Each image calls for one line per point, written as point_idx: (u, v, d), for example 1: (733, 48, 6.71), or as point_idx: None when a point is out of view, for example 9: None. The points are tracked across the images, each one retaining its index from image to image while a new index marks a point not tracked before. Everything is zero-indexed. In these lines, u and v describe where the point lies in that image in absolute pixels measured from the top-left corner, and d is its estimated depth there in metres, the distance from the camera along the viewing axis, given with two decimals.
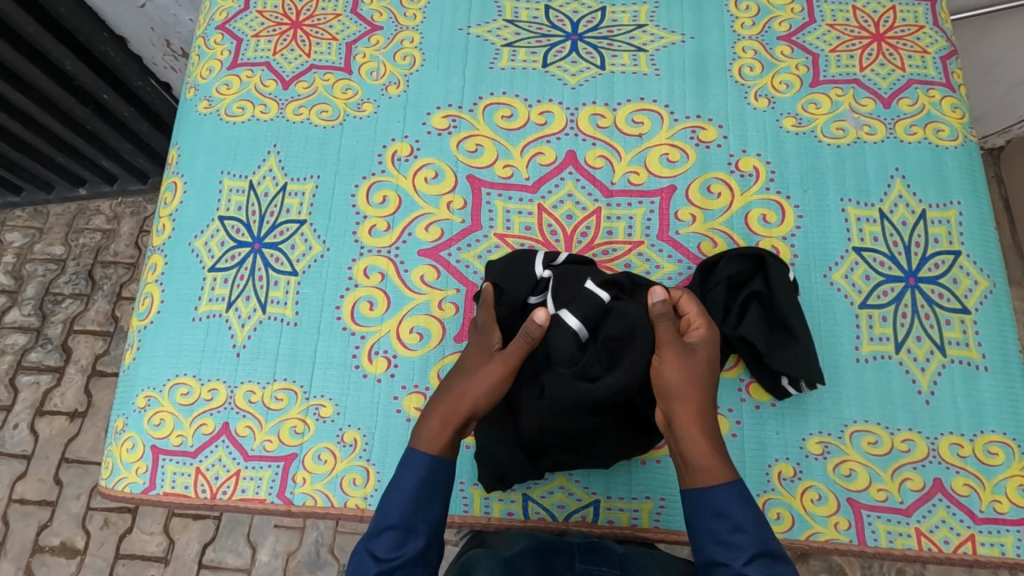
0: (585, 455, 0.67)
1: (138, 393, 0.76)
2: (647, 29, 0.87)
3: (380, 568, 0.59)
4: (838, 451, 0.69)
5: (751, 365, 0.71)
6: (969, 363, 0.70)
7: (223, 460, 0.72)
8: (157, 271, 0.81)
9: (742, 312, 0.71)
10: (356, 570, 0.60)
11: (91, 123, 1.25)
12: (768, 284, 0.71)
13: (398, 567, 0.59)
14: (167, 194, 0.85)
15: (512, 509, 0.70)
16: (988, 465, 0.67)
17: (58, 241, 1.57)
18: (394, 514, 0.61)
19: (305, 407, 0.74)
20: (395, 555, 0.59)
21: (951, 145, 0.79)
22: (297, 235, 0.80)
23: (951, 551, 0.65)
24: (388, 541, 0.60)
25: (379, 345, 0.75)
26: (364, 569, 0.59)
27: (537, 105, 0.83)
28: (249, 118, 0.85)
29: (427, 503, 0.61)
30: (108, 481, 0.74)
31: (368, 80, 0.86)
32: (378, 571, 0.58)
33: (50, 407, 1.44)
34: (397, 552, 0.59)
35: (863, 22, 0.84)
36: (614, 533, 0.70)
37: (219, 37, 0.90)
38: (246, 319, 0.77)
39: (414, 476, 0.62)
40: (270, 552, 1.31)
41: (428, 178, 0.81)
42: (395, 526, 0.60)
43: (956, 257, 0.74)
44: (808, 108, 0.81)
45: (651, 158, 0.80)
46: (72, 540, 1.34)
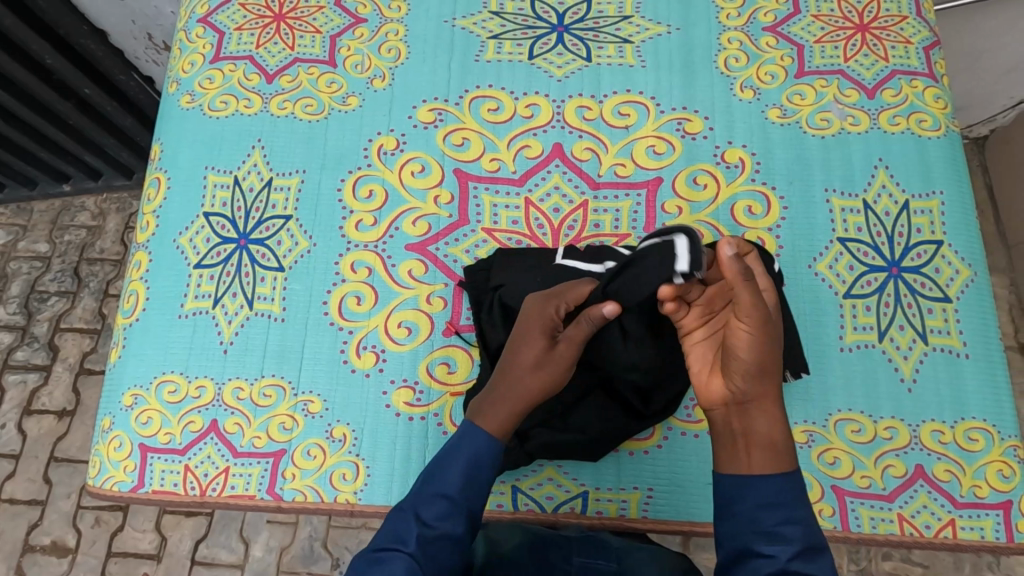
0: (579, 447, 0.68)
1: (125, 391, 0.75)
2: (633, 20, 0.86)
3: (421, 537, 0.56)
4: (823, 439, 0.69)
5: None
6: (950, 351, 0.71)
7: (212, 458, 0.72)
8: (142, 268, 0.80)
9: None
10: (398, 533, 0.57)
11: (73, 117, 1.23)
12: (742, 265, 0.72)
13: (436, 543, 0.56)
14: (151, 190, 0.84)
15: (502, 501, 0.71)
16: (968, 451, 0.68)
17: (43, 237, 1.55)
18: (450, 483, 0.58)
19: (293, 403, 0.73)
20: (436, 530, 0.57)
21: (934, 135, 0.79)
22: (283, 231, 0.79)
23: (932, 535, 0.67)
24: (437, 514, 0.58)
25: (367, 340, 0.75)
26: (407, 533, 0.57)
27: (524, 97, 0.83)
28: (232, 113, 0.84)
29: (478, 486, 0.59)
30: (96, 481, 0.74)
31: (354, 73, 0.85)
32: (420, 540, 0.56)
33: (38, 406, 1.43)
34: (443, 524, 0.57)
35: (848, 12, 0.85)
36: (603, 524, 0.70)
37: (201, 30, 0.89)
38: (232, 316, 0.77)
39: (473, 454, 0.59)
40: (263, 547, 1.31)
41: (414, 172, 0.81)
42: (447, 497, 0.58)
43: (938, 247, 0.75)
44: (793, 99, 0.81)
45: (637, 150, 0.80)
46: (63, 539, 1.34)
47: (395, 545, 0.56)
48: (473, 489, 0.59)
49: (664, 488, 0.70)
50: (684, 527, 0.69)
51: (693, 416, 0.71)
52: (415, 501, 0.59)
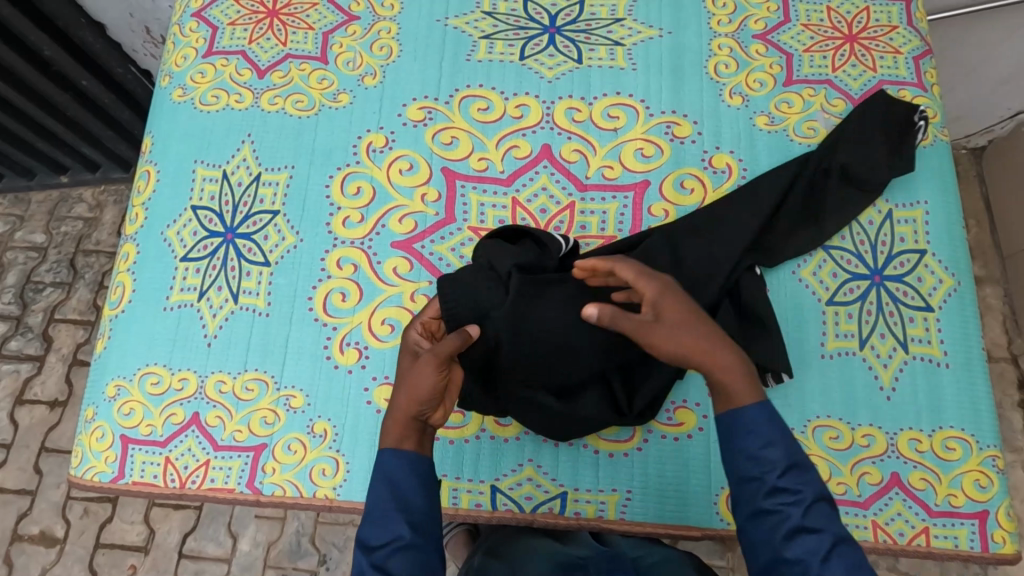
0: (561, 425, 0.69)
1: (109, 382, 0.76)
2: (624, 23, 0.87)
3: (372, 561, 0.55)
4: (801, 446, 0.70)
5: None
6: (931, 360, 0.71)
7: (193, 450, 0.72)
8: (129, 260, 0.80)
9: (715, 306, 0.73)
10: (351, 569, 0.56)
11: (70, 108, 1.24)
12: (735, 284, 0.73)
13: (390, 558, 0.54)
14: (140, 182, 0.84)
15: (480, 501, 0.70)
16: (946, 460, 0.68)
17: (39, 228, 1.56)
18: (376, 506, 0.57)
19: (275, 397, 0.74)
20: (385, 548, 0.55)
21: (922, 144, 0.79)
22: (270, 226, 0.80)
23: (906, 543, 0.66)
24: (376, 533, 0.56)
25: (350, 336, 0.75)
26: (360, 567, 0.55)
27: (514, 98, 0.83)
28: (224, 108, 0.84)
29: (406, 490, 0.57)
30: (78, 471, 0.74)
31: (345, 70, 0.85)
32: (372, 563, 0.55)
33: (30, 396, 1.43)
34: (389, 540, 0.55)
35: (837, 23, 0.85)
36: (580, 525, 0.70)
37: (195, 24, 0.89)
38: (217, 309, 0.77)
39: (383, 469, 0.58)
40: (251, 542, 1.31)
41: (402, 170, 0.81)
42: (377, 516, 0.56)
43: (922, 256, 0.75)
44: (780, 107, 0.81)
45: (625, 152, 0.81)
46: (52, 528, 1.34)
47: None
48: (397, 494, 0.57)
49: (641, 491, 0.70)
50: (660, 530, 0.69)
51: (673, 419, 0.71)
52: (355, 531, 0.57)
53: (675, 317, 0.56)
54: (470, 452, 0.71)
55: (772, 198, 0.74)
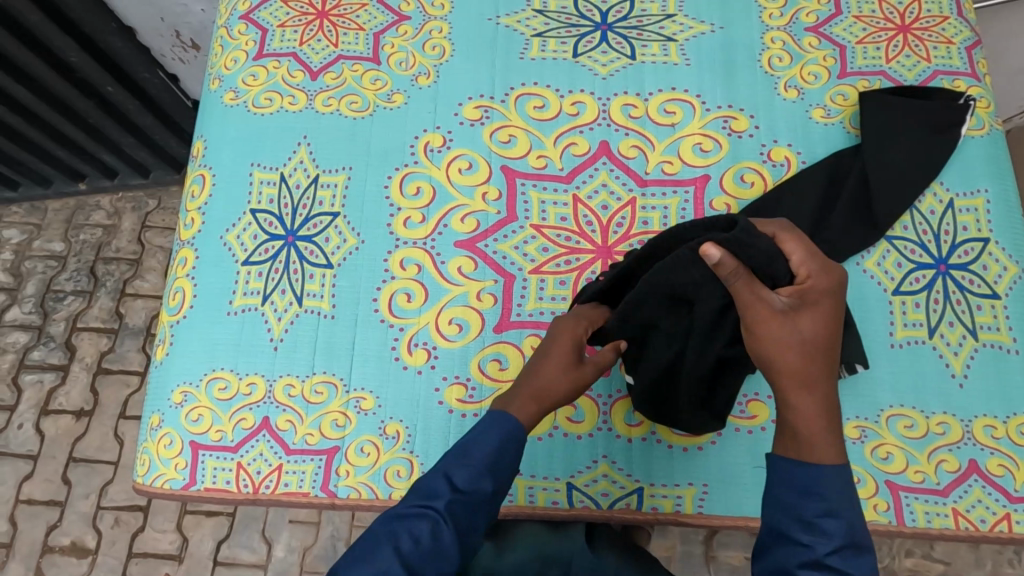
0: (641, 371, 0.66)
1: (174, 388, 0.75)
2: (675, 19, 0.87)
3: (449, 501, 0.55)
4: (875, 435, 0.70)
5: None
6: (1000, 347, 0.72)
7: (265, 455, 0.72)
8: (188, 265, 0.80)
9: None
10: (427, 490, 0.56)
11: (92, 115, 1.25)
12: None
13: (458, 508, 0.55)
14: (194, 187, 0.84)
15: (556, 498, 0.71)
16: (1020, 445, 0.69)
17: (59, 237, 1.54)
18: (479, 455, 0.57)
19: (345, 400, 0.73)
20: (463, 496, 0.56)
21: (978, 134, 0.80)
22: (331, 228, 0.79)
23: (987, 530, 0.67)
24: (466, 479, 0.56)
25: (418, 337, 0.75)
26: (435, 493, 0.56)
27: (569, 95, 0.83)
28: (277, 110, 0.84)
29: (508, 463, 0.58)
30: (146, 479, 0.74)
31: (398, 70, 0.85)
32: (449, 502, 0.55)
33: (55, 406, 1.42)
34: (469, 491, 0.56)
35: (889, 14, 0.85)
36: (657, 520, 0.70)
37: (242, 26, 0.88)
38: (281, 313, 0.76)
39: (508, 430, 0.58)
40: (285, 547, 1.30)
41: (462, 169, 0.81)
42: (475, 468, 0.57)
43: (985, 244, 0.75)
44: (835, 99, 0.82)
45: (684, 147, 0.81)
46: (83, 539, 1.33)
47: (422, 501, 0.55)
48: (497, 467, 0.57)
49: (718, 484, 0.71)
50: (738, 522, 0.70)
51: (746, 412, 0.72)
52: (447, 463, 0.57)
53: (806, 331, 0.52)
54: (544, 450, 0.72)
55: (815, 195, 0.76)
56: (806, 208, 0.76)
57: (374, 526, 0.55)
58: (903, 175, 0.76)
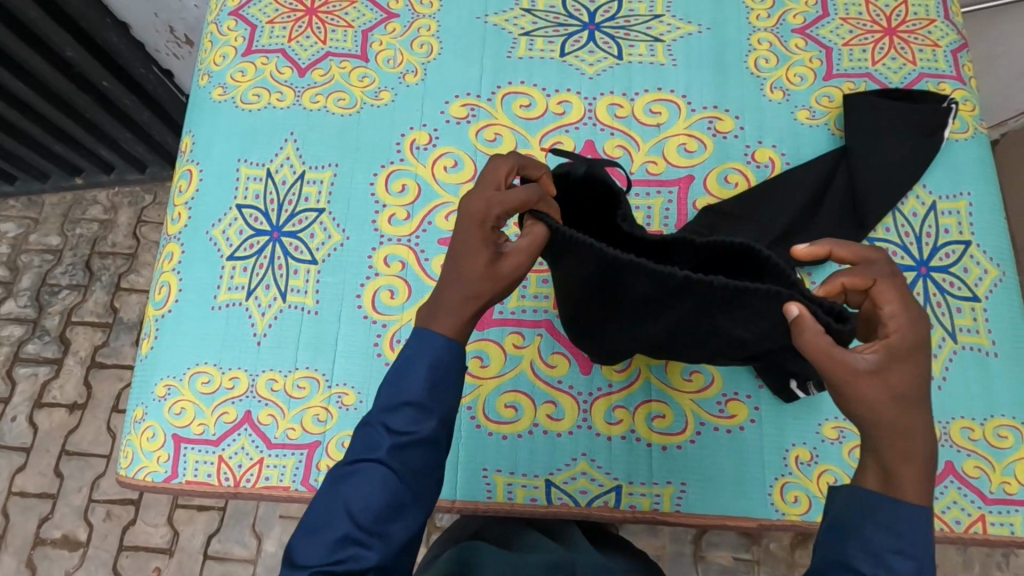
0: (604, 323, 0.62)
1: (158, 382, 0.76)
2: (663, 19, 0.87)
3: (392, 446, 0.52)
4: (853, 436, 0.70)
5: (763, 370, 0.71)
6: (979, 350, 0.72)
7: (246, 448, 0.72)
8: (174, 259, 0.80)
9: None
10: (369, 443, 0.53)
11: (90, 110, 1.25)
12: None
13: (408, 450, 0.53)
14: (181, 182, 0.84)
15: (535, 495, 0.71)
16: (998, 448, 0.69)
17: (55, 231, 1.55)
18: (412, 391, 0.53)
19: (327, 395, 0.74)
20: (406, 436, 0.53)
21: (962, 137, 0.80)
22: (316, 224, 0.80)
23: (963, 531, 0.67)
24: (404, 420, 0.53)
25: (400, 333, 0.76)
26: (376, 444, 0.53)
27: (556, 94, 0.84)
28: (265, 106, 0.84)
29: (446, 387, 0.54)
30: (129, 471, 0.74)
31: (386, 68, 0.86)
32: (391, 447, 0.52)
33: (49, 399, 1.43)
34: (411, 431, 0.53)
35: (876, 16, 0.85)
36: (635, 517, 0.71)
37: (232, 23, 0.89)
38: (265, 307, 0.77)
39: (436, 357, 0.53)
40: (276, 542, 1.31)
41: (447, 167, 0.81)
42: (413, 404, 0.53)
43: (966, 247, 0.75)
44: (821, 101, 0.82)
45: (669, 147, 0.81)
46: (75, 532, 1.34)
47: (367, 456, 0.53)
48: (436, 396, 0.54)
49: (697, 482, 0.71)
50: (715, 521, 0.70)
51: (725, 412, 0.72)
52: (382, 411, 0.54)
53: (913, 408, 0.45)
54: (525, 447, 0.72)
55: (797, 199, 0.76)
56: (789, 209, 0.75)
57: (324, 488, 0.54)
58: (888, 177, 0.76)
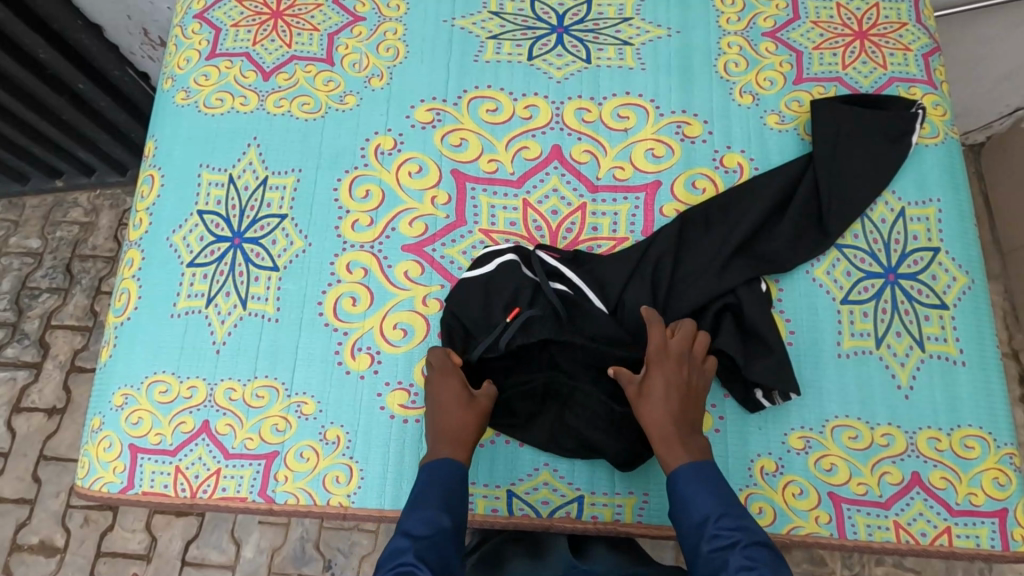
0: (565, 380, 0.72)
1: (116, 391, 0.74)
2: (632, 22, 0.86)
3: (416, 549, 0.56)
4: (819, 446, 0.69)
5: (726, 378, 0.71)
6: (947, 358, 0.71)
7: (203, 459, 0.71)
8: (134, 266, 0.79)
9: (717, 324, 0.73)
10: (390, 552, 0.57)
11: (67, 113, 1.23)
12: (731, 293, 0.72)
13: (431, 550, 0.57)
14: (144, 187, 0.83)
15: (496, 506, 0.70)
16: (964, 458, 0.68)
17: (35, 233, 1.54)
18: (427, 502, 0.60)
19: (286, 404, 0.73)
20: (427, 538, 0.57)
21: (932, 142, 0.79)
22: (278, 231, 0.79)
23: (928, 543, 0.66)
24: (421, 524, 0.58)
25: (361, 341, 0.74)
26: (401, 552, 0.56)
27: (523, 98, 0.83)
28: (228, 110, 0.83)
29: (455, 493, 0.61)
30: (85, 481, 0.73)
31: (351, 71, 0.84)
32: (417, 550, 0.56)
33: (28, 404, 1.41)
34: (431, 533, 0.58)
35: (847, 20, 0.84)
36: (597, 528, 0.70)
37: (196, 26, 0.88)
38: (225, 315, 0.76)
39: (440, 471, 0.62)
40: (255, 548, 1.30)
41: (411, 173, 0.80)
42: (428, 506, 0.60)
43: (935, 254, 0.74)
44: (791, 106, 0.81)
45: (636, 153, 0.80)
46: (52, 538, 1.32)
47: (393, 564, 0.56)
48: (450, 503, 0.60)
49: (659, 493, 0.70)
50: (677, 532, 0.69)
51: None
52: (400, 522, 0.59)
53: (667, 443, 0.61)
54: (485, 457, 0.71)
55: (763, 206, 0.74)
56: (755, 215, 0.74)
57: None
58: (856, 184, 0.75)
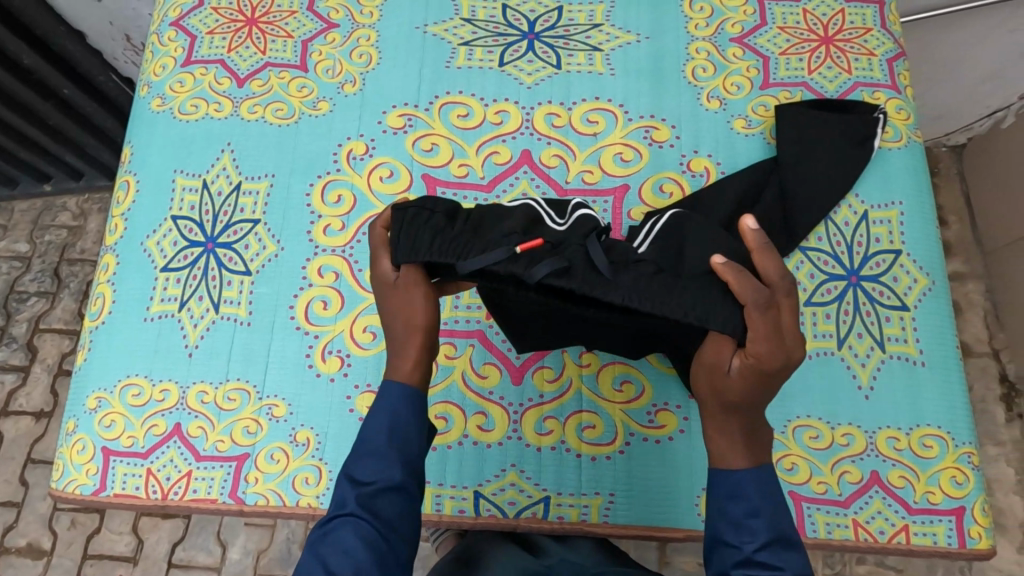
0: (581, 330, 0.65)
1: (89, 394, 0.75)
2: (602, 29, 0.87)
3: (359, 497, 0.52)
4: (781, 446, 0.70)
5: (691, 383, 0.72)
6: (907, 359, 0.72)
7: (175, 461, 0.72)
8: (109, 271, 0.80)
9: None
10: (337, 501, 0.54)
11: (53, 118, 1.23)
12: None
13: (378, 497, 0.53)
14: (119, 193, 0.84)
15: (463, 507, 0.71)
16: (923, 457, 0.69)
17: (23, 237, 1.54)
18: (372, 438, 0.55)
19: (257, 407, 0.74)
20: (372, 485, 0.53)
21: (896, 146, 0.80)
22: (251, 235, 0.80)
23: (886, 541, 0.67)
24: (366, 470, 0.54)
25: (332, 344, 0.75)
26: (344, 500, 0.53)
27: (493, 104, 0.84)
28: (202, 116, 0.84)
29: (409, 435, 0.56)
30: (59, 484, 0.74)
31: (325, 78, 0.86)
32: (359, 498, 0.52)
33: (15, 407, 1.42)
34: (376, 479, 0.53)
35: (813, 25, 0.86)
36: (563, 528, 0.71)
37: (172, 33, 0.89)
38: (198, 319, 0.77)
39: (392, 411, 0.56)
40: (241, 550, 1.30)
41: (383, 177, 0.81)
42: (374, 452, 0.54)
43: (897, 256, 0.76)
44: (757, 110, 0.82)
45: (604, 157, 0.81)
46: (39, 541, 1.33)
47: (336, 514, 0.53)
48: (398, 443, 0.55)
49: (624, 493, 0.71)
50: (642, 531, 0.70)
51: (654, 422, 0.72)
52: (346, 465, 0.55)
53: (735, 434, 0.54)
54: (453, 459, 0.72)
55: (728, 210, 0.75)
56: (718, 218, 0.74)
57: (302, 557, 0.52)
58: (819, 187, 0.77)
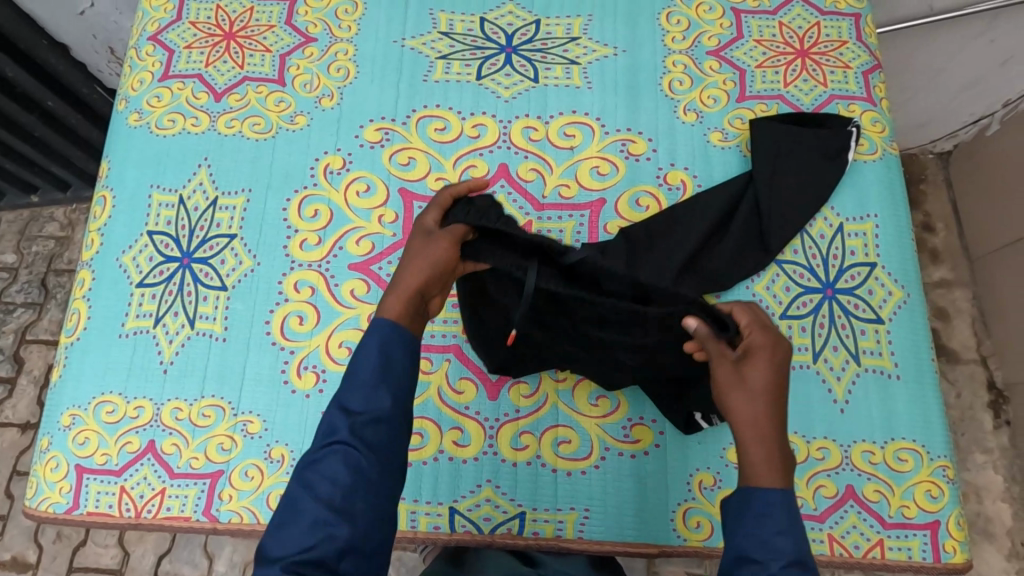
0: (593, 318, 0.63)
1: (64, 411, 0.75)
2: (580, 42, 0.87)
3: (350, 426, 0.52)
4: None
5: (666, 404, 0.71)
6: (882, 372, 0.72)
7: (149, 479, 0.72)
8: (85, 287, 0.80)
9: None
10: (326, 427, 0.54)
11: (38, 130, 1.23)
12: None
13: (367, 435, 0.53)
14: (96, 208, 0.84)
15: (438, 523, 0.70)
16: (897, 471, 0.69)
17: (10, 248, 1.54)
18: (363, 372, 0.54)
19: (232, 423, 0.73)
20: (363, 415, 0.53)
21: (870, 158, 0.80)
22: (227, 250, 0.79)
23: (861, 556, 0.67)
24: (359, 398, 0.53)
25: (308, 360, 0.75)
26: (334, 428, 0.53)
27: (470, 117, 0.84)
28: (179, 131, 0.84)
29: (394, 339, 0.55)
30: (32, 501, 0.73)
31: (302, 92, 0.86)
32: (350, 427, 0.52)
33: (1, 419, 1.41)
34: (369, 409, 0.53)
35: (789, 38, 0.86)
36: (538, 544, 0.70)
37: (150, 47, 0.89)
38: (173, 335, 0.77)
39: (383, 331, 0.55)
40: (228, 562, 1.30)
41: (360, 192, 0.81)
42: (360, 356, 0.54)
43: (871, 269, 0.76)
44: (734, 123, 0.83)
45: (581, 171, 0.81)
46: (24, 554, 1.32)
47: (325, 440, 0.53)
48: (389, 374, 0.54)
49: (600, 508, 0.71)
50: (618, 547, 0.70)
51: (630, 436, 0.72)
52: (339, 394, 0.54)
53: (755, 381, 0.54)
54: (428, 475, 0.71)
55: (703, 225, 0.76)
56: (693, 236, 0.75)
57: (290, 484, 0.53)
58: (794, 202, 0.77)
